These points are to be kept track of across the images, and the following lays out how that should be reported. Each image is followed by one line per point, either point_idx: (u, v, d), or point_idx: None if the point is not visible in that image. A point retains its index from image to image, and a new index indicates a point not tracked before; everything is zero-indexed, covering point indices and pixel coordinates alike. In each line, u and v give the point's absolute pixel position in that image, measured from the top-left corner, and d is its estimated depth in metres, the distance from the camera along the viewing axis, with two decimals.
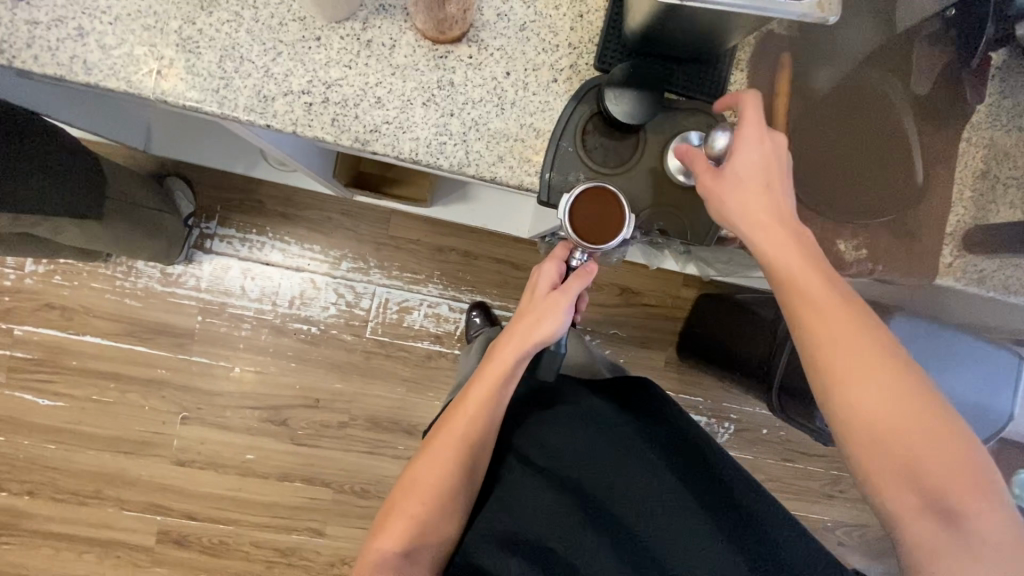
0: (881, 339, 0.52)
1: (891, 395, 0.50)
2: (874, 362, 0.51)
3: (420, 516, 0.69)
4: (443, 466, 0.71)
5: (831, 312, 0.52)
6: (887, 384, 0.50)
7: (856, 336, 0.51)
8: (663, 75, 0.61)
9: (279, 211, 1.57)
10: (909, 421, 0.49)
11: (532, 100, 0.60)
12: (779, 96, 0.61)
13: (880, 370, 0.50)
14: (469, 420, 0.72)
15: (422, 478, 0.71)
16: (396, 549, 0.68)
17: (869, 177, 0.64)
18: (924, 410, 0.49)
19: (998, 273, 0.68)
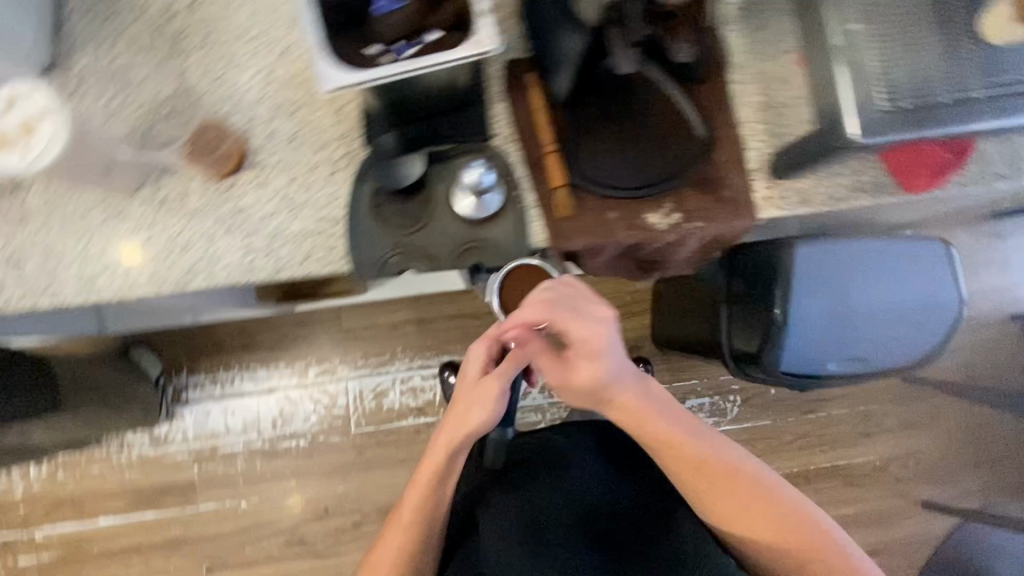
0: (740, 473, 0.69)
1: (756, 519, 0.68)
2: (734, 498, 0.68)
3: None
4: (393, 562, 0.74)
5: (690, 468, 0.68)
6: (750, 511, 0.68)
7: (713, 485, 0.69)
8: (430, 130, 0.67)
9: (238, 343, 1.64)
10: (771, 533, 0.67)
11: (320, 195, 0.65)
12: (536, 111, 0.66)
13: (743, 502, 0.68)
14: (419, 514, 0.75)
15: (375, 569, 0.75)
16: None
17: (651, 149, 0.67)
18: (784, 528, 0.67)
19: (815, 190, 0.69)
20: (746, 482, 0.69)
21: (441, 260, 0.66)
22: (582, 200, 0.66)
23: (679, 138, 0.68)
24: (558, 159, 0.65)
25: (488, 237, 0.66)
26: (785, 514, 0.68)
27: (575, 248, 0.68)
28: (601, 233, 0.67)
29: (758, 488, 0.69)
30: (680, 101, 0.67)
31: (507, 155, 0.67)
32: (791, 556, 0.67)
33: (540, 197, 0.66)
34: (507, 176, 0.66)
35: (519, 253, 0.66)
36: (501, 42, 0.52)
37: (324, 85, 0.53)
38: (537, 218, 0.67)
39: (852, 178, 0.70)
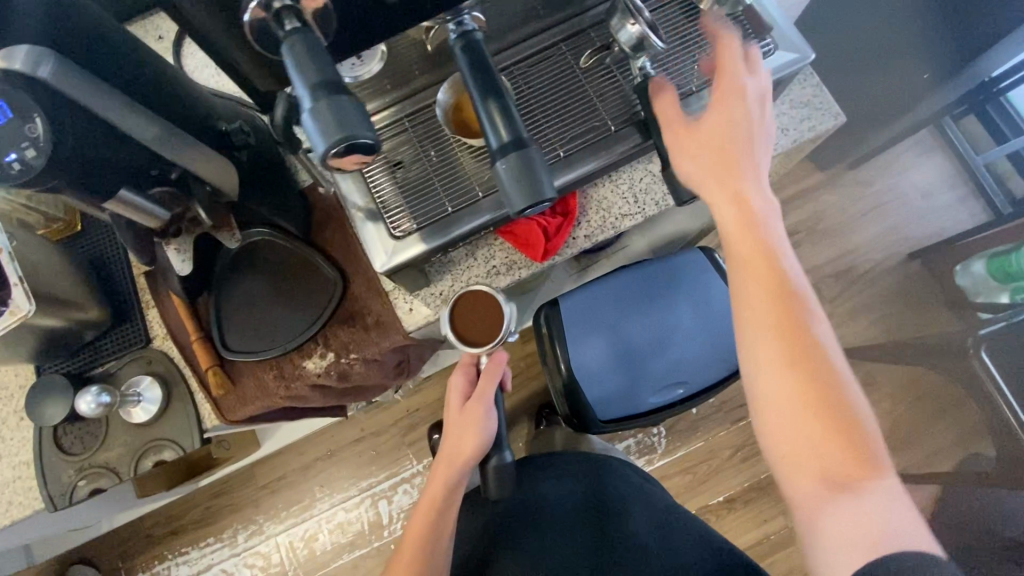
0: (782, 277, 0.54)
1: (796, 354, 0.52)
2: (785, 314, 0.53)
3: None
4: None
5: (760, 251, 0.54)
6: (790, 344, 0.52)
7: (758, 303, 0.54)
8: (97, 352, 0.74)
9: (166, 531, 1.67)
10: (813, 376, 0.52)
11: (12, 444, 0.72)
12: (176, 306, 0.72)
13: (774, 326, 0.53)
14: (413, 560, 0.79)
15: None
16: None
17: (290, 302, 0.73)
18: (823, 403, 0.51)
19: (451, 289, 0.74)
20: (777, 322, 0.53)
21: (124, 468, 0.71)
22: (239, 371, 0.72)
23: (315, 283, 0.73)
24: (202, 344, 0.71)
25: (161, 434, 0.71)
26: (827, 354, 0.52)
27: (252, 413, 0.73)
28: (264, 394, 0.72)
29: (804, 322, 0.53)
30: (304, 250, 0.73)
31: (165, 351, 0.73)
32: (800, 426, 0.51)
33: (199, 381, 0.72)
34: (167, 372, 0.72)
35: (194, 438, 0.71)
36: (32, 300, 0.59)
37: None
38: (204, 399, 0.72)
39: (484, 267, 0.74)
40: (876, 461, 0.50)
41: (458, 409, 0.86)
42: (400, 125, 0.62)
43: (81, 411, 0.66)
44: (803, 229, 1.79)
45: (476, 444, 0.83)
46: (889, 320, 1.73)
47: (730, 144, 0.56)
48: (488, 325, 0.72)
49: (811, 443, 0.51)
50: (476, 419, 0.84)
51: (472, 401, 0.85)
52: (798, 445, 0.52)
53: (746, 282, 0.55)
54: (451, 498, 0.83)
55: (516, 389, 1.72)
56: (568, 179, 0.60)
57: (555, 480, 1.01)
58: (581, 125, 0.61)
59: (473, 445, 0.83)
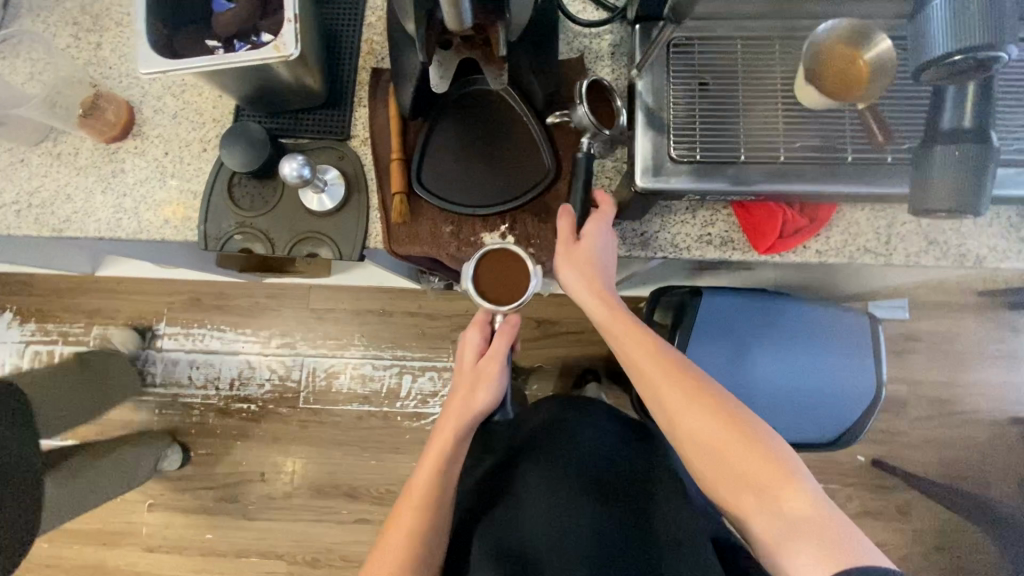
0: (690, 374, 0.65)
1: (723, 442, 0.61)
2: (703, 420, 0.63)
3: None
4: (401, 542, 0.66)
5: (669, 369, 0.65)
6: (720, 425, 0.62)
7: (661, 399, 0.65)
8: (296, 124, 0.72)
9: (213, 304, 1.75)
10: (748, 448, 0.61)
11: (188, 169, 0.72)
12: (391, 119, 0.69)
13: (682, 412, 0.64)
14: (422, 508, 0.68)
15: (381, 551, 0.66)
16: None
17: (497, 169, 0.69)
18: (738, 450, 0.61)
19: (656, 236, 0.68)
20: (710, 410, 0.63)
21: (279, 243, 0.70)
22: (421, 210, 0.69)
23: (528, 161, 0.69)
24: (401, 167, 0.68)
25: (325, 230, 0.70)
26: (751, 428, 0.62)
27: (413, 256, 0.71)
28: (433, 242, 0.69)
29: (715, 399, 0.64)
30: (537, 125, 0.68)
31: (360, 156, 0.71)
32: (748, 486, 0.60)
33: (381, 200, 0.69)
34: (355, 176, 0.70)
35: (353, 248, 0.69)
36: (298, 47, 0.55)
37: (140, 67, 0.56)
38: (378, 220, 0.70)
39: (698, 230, 0.68)
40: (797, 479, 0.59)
41: (469, 367, 0.78)
42: (731, 45, 0.54)
43: (282, 173, 0.62)
44: (924, 340, 1.67)
45: (489, 403, 0.75)
46: (956, 464, 1.64)
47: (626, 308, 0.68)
48: (507, 281, 0.68)
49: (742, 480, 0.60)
50: (489, 372, 0.76)
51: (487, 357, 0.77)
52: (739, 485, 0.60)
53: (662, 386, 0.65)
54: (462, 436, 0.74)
55: (572, 345, 1.70)
56: (873, 189, 0.52)
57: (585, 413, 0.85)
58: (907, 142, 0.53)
59: (485, 398, 0.75)
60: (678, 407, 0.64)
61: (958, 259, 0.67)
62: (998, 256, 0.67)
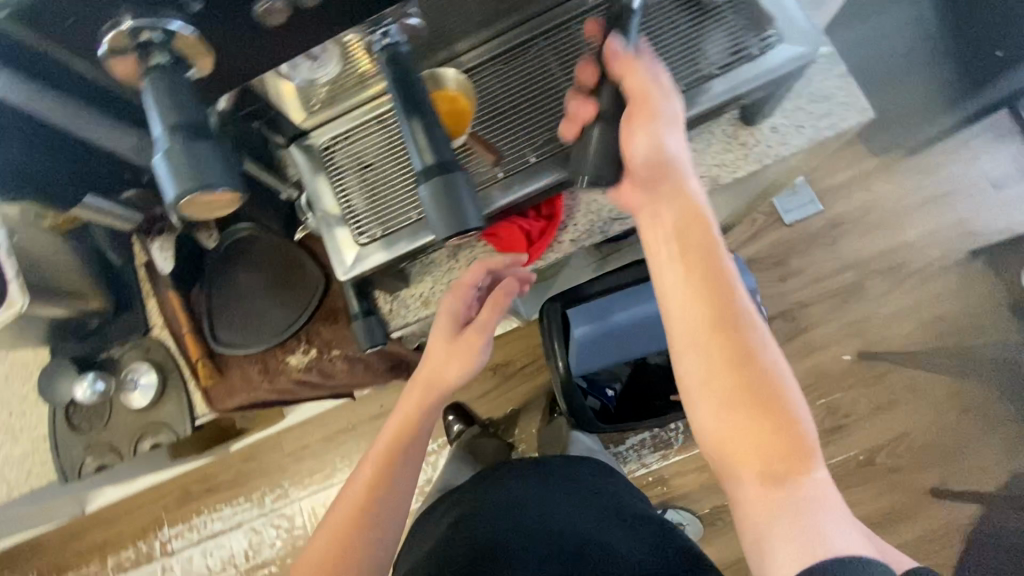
0: (712, 260, 0.50)
1: (720, 411, 0.47)
2: (715, 344, 0.48)
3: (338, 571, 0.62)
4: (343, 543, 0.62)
5: (701, 254, 0.50)
6: (730, 384, 0.47)
7: (678, 297, 0.50)
8: (100, 339, 0.78)
9: (202, 488, 1.81)
10: (766, 433, 0.45)
11: (31, 418, 0.78)
12: (171, 300, 0.75)
13: (702, 318, 0.48)
14: (353, 529, 0.63)
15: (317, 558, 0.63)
16: None
17: (275, 299, 0.74)
18: (760, 392, 0.46)
19: (433, 289, 0.72)
20: (710, 370, 0.48)
21: (126, 446, 0.76)
22: (228, 361, 0.75)
23: (299, 278, 0.74)
24: (193, 337, 0.74)
25: (156, 418, 0.75)
26: (784, 408, 0.46)
27: (241, 403, 0.76)
28: (250, 386, 0.74)
29: (741, 336, 0.48)
30: (291, 247, 0.74)
31: (163, 341, 0.77)
32: (744, 444, 0.46)
33: (190, 370, 0.75)
34: (165, 360, 0.76)
35: (185, 423, 0.75)
36: (27, 296, 0.63)
37: None
38: (197, 388, 0.75)
39: (465, 268, 0.72)
40: (810, 454, 0.45)
41: (447, 336, 0.67)
42: (370, 125, 0.61)
43: (77, 397, 0.74)
44: None
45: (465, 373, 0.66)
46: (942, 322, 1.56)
47: (660, 141, 0.51)
48: None
49: (747, 439, 0.46)
50: (472, 348, 0.66)
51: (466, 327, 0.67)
52: (745, 438, 0.46)
53: (669, 299, 0.50)
54: (419, 420, 0.67)
55: (530, 376, 1.71)
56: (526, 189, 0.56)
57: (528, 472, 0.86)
58: (540, 139, 0.57)
59: (458, 373, 0.66)
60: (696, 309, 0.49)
61: None
62: (727, 170, 0.69)
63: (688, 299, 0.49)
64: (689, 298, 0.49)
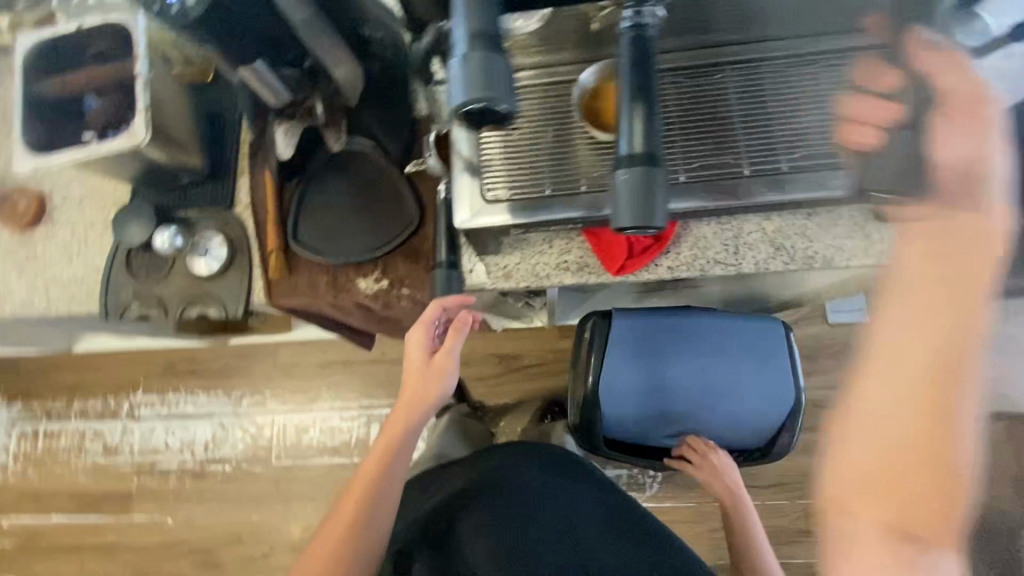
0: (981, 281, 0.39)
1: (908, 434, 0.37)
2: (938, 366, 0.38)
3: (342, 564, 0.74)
4: (339, 541, 0.74)
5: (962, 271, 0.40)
6: (923, 419, 0.37)
7: (925, 293, 0.40)
8: (181, 197, 0.78)
9: (187, 368, 1.81)
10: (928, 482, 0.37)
11: (92, 249, 0.78)
12: (265, 185, 0.75)
13: (931, 329, 0.39)
14: (346, 533, 0.74)
15: (322, 551, 0.74)
16: None
17: (365, 219, 0.74)
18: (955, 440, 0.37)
19: (519, 265, 0.72)
20: (906, 402, 0.38)
21: (173, 307, 0.76)
22: (300, 262, 0.74)
23: (395, 208, 0.74)
24: (275, 227, 0.74)
25: (211, 291, 0.75)
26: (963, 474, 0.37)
27: (297, 306, 0.75)
28: (312, 293, 0.74)
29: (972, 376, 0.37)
30: (397, 176, 0.74)
31: (243, 220, 0.77)
32: (897, 474, 0.38)
33: (260, 257, 0.75)
34: (238, 239, 0.76)
35: (239, 306, 0.75)
36: (148, 130, 0.64)
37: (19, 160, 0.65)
38: (261, 276, 0.75)
39: (556, 256, 0.71)
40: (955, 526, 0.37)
41: (421, 364, 0.75)
42: (528, 91, 0.60)
43: (156, 245, 0.74)
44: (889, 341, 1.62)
45: (442, 393, 0.74)
46: None
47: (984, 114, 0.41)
48: None
49: (900, 480, 0.38)
50: (445, 376, 0.74)
51: (439, 353, 0.74)
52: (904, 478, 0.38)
53: (906, 290, 0.40)
54: (402, 437, 0.75)
55: (533, 377, 1.71)
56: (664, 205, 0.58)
57: (520, 465, 0.86)
58: (696, 162, 0.58)
59: (434, 392, 0.74)
60: (929, 320, 0.39)
61: (805, 262, 0.69)
62: (844, 255, 0.69)
63: (932, 301, 0.39)
64: (931, 300, 0.39)
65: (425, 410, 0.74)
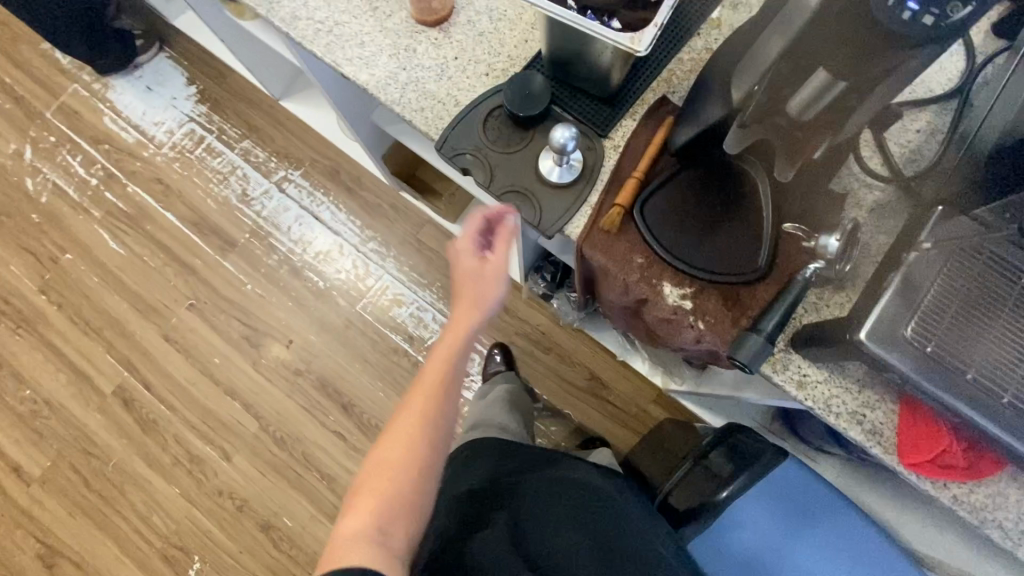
0: None
1: None
2: None
3: (400, 480, 0.72)
4: (404, 454, 0.73)
5: None
6: None
7: None
8: (568, 97, 0.76)
9: (347, 183, 1.86)
10: None
11: (465, 81, 0.78)
12: (649, 144, 0.73)
13: None
14: (412, 445, 0.73)
15: (383, 475, 0.73)
16: (374, 514, 0.70)
17: (711, 238, 0.70)
18: None
19: (820, 384, 0.67)
20: None
21: (498, 183, 0.75)
22: (629, 231, 0.72)
23: (746, 249, 0.69)
24: (634, 187, 0.71)
25: (540, 196, 0.74)
26: None
27: (595, 261, 0.73)
28: (621, 263, 0.72)
29: None
30: (770, 224, 0.69)
31: (604, 156, 0.75)
32: None
33: (600, 202, 0.73)
34: (592, 170, 0.74)
35: (554, 226, 0.74)
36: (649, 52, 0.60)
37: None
38: (587, 216, 0.74)
39: (858, 402, 0.66)
40: None
41: (476, 271, 0.74)
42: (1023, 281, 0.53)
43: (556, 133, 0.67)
44: None
45: (501, 292, 0.75)
46: None
47: None
48: None
49: None
50: (501, 274, 0.75)
51: (490, 258, 0.75)
52: None
53: None
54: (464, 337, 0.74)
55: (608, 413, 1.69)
56: None
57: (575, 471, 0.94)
58: None
59: (492, 291, 0.75)
60: None
61: None
62: None
63: None
64: None
65: (487, 309, 0.75)
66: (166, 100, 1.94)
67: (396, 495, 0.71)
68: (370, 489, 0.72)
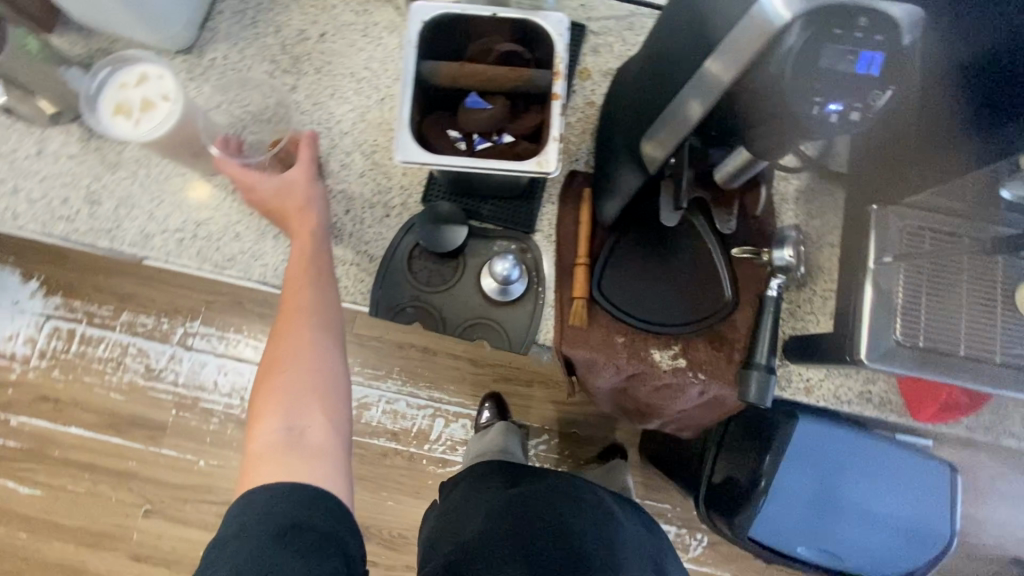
0: None
1: None
2: None
3: (291, 388, 0.64)
4: (289, 373, 0.65)
5: None
6: None
7: None
8: (478, 207, 0.73)
9: (256, 309, 1.68)
10: None
11: (368, 231, 0.71)
12: (579, 225, 0.71)
13: None
14: (290, 367, 0.65)
15: (273, 393, 0.65)
16: (277, 426, 0.63)
17: (676, 291, 0.70)
18: None
19: (826, 383, 0.69)
20: None
21: (450, 323, 0.71)
22: (598, 316, 0.70)
23: (710, 288, 0.70)
24: (584, 274, 0.69)
25: (499, 317, 0.71)
26: None
27: (577, 358, 0.70)
28: (605, 351, 0.69)
29: None
30: (720, 257, 0.70)
31: (541, 251, 0.72)
32: None
33: (558, 300, 0.70)
34: (537, 270, 0.72)
35: (525, 340, 0.71)
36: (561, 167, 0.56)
37: (398, 156, 0.55)
38: (552, 317, 0.70)
39: (861, 383, 0.70)
40: None
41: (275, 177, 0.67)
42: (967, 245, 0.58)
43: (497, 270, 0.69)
44: None
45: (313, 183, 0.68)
46: None
47: None
48: None
49: None
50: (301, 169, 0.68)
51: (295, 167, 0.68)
52: None
53: None
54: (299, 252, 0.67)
55: None
56: None
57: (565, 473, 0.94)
58: None
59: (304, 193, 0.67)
60: None
61: None
62: None
63: None
64: None
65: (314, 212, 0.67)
66: (8, 308, 1.66)
67: (290, 404, 0.63)
68: (267, 396, 0.65)
